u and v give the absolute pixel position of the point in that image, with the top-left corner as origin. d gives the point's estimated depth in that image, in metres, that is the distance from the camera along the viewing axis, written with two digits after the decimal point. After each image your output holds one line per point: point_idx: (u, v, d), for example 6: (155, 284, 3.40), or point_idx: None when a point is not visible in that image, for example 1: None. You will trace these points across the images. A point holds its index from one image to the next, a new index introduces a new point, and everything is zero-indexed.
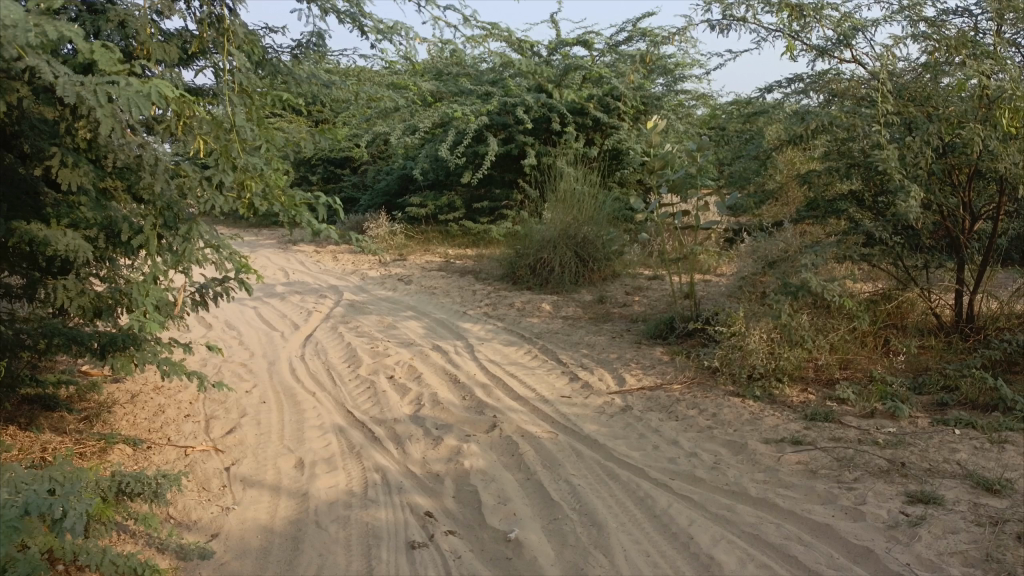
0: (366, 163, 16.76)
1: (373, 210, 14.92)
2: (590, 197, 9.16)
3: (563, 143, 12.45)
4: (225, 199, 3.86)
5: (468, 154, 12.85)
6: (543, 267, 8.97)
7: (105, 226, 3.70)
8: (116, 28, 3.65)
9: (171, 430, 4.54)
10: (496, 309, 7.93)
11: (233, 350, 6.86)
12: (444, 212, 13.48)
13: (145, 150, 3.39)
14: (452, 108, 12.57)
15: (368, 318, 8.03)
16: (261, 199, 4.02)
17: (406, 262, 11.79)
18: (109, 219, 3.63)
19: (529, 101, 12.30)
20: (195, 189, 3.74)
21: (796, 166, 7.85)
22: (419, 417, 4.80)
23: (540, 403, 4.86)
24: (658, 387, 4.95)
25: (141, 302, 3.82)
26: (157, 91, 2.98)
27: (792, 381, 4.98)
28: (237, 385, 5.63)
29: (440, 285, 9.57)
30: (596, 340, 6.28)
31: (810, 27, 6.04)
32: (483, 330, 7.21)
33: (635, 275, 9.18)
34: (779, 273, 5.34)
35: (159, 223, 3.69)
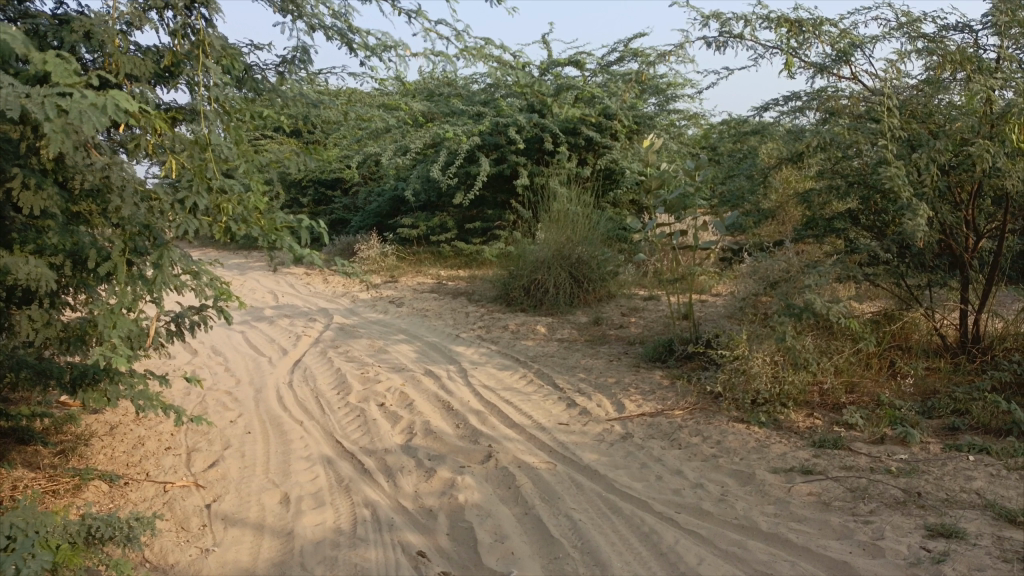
0: (357, 184, 16.62)
1: (364, 232, 14.76)
2: (584, 217, 9.03)
3: (555, 164, 12.35)
4: (199, 223, 3.73)
5: (460, 175, 12.73)
6: (537, 288, 8.82)
7: (73, 253, 3.55)
8: (79, 39, 3.51)
9: (150, 464, 4.33)
10: (490, 332, 7.76)
11: (219, 377, 6.65)
12: (436, 233, 13.34)
13: (112, 170, 3.28)
14: (443, 128, 12.48)
15: (358, 342, 7.84)
16: (239, 223, 3.93)
17: (398, 284, 11.61)
18: (77, 244, 3.47)
19: (521, 121, 12.22)
20: (166, 214, 3.57)
21: (792, 184, 7.75)
22: (411, 447, 4.61)
23: (537, 431, 4.68)
24: (659, 413, 4.77)
25: (108, 334, 3.53)
26: (113, 104, 2.82)
27: (797, 407, 4.82)
28: (221, 415, 5.41)
29: (433, 307, 9.40)
30: (593, 364, 6.11)
31: (809, 44, 6.06)
32: (477, 353, 7.03)
33: (630, 296, 9.03)
34: (780, 294, 5.19)
35: (129, 249, 3.56)
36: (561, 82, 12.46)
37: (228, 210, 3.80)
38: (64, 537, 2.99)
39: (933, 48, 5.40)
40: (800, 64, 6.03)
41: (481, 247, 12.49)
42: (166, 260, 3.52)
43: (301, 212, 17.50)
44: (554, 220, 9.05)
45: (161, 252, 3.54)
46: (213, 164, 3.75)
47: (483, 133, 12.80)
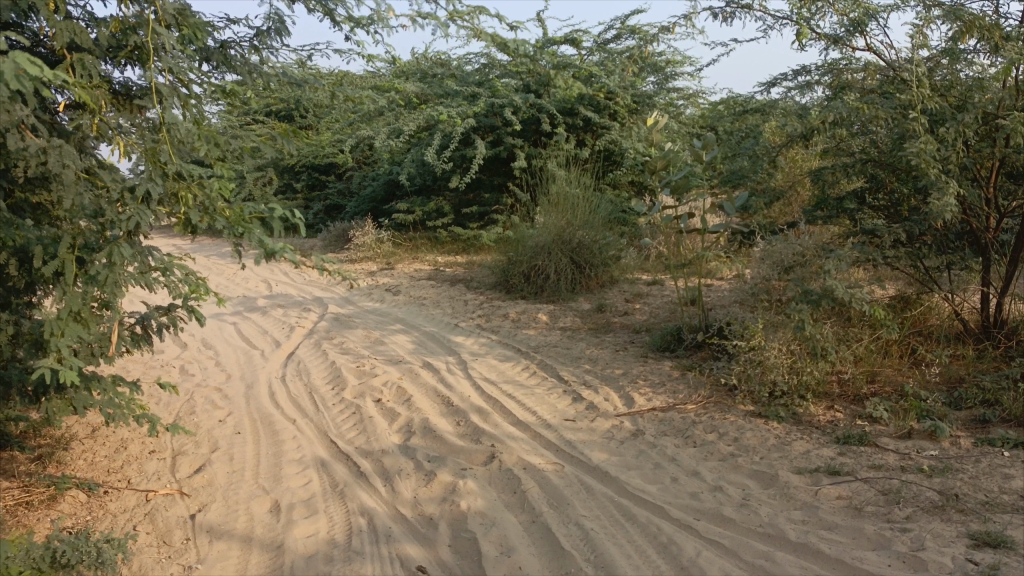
0: (351, 169, 16.27)
1: (359, 217, 14.46)
2: (584, 200, 8.74)
3: (553, 145, 12.03)
4: (154, 214, 3.35)
5: (455, 158, 12.40)
6: (537, 274, 8.54)
7: (19, 250, 3.37)
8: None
9: (133, 470, 4.06)
10: (490, 320, 7.48)
11: (208, 372, 6.37)
12: (432, 218, 13.04)
13: (49, 152, 2.97)
14: (437, 110, 12.13)
15: (353, 333, 7.57)
16: (200, 214, 3.46)
17: (394, 271, 11.33)
18: (23, 240, 3.28)
19: (518, 102, 11.88)
20: (116, 204, 3.24)
21: (800, 164, 7.46)
22: (409, 448, 4.36)
23: (542, 429, 4.43)
24: (671, 407, 4.52)
25: (55, 344, 3.23)
26: (11, 69, 2.31)
27: (816, 398, 4.58)
28: (209, 413, 5.14)
29: (430, 295, 9.12)
30: (598, 354, 5.85)
31: (822, 13, 5.75)
32: (477, 344, 6.76)
33: (633, 281, 8.78)
34: (796, 280, 4.93)
35: (80, 245, 3.25)
36: (557, 60, 12.11)
37: (187, 197, 3.37)
38: (25, 563, 2.82)
39: (956, 14, 5.09)
40: (811, 35, 5.72)
41: (478, 232, 12.20)
42: (115, 259, 3.07)
43: (295, 198, 17.18)
44: (553, 203, 8.76)
45: (112, 247, 3.09)
46: (168, 146, 3.37)
47: (479, 115, 12.47)
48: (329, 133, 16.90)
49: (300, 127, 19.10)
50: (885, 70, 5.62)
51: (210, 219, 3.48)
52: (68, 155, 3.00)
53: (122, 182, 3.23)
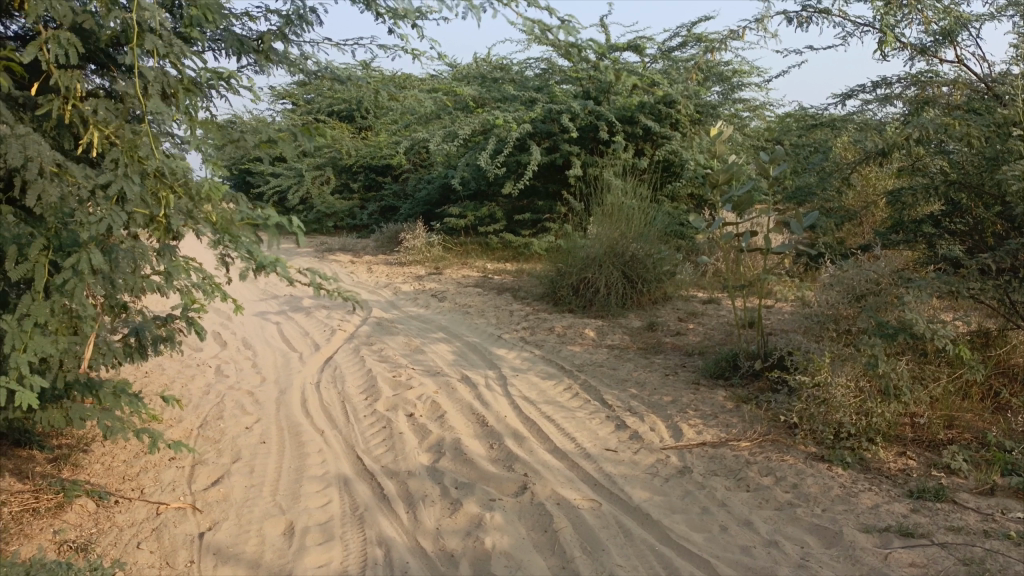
0: (407, 171, 16.19)
1: (411, 220, 14.33)
2: (639, 212, 8.38)
3: (611, 154, 11.67)
4: (131, 217, 3.10)
5: (509, 164, 12.16)
6: (587, 287, 8.18)
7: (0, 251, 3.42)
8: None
9: (148, 480, 3.90)
10: (534, 334, 7.18)
11: (243, 373, 6.22)
12: (484, 224, 12.83)
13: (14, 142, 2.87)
14: (493, 115, 11.89)
15: (394, 340, 7.36)
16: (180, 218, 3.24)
17: (443, 276, 11.13)
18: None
19: (576, 109, 11.56)
20: (84, 204, 3.09)
21: (873, 182, 6.96)
22: (437, 470, 4.10)
23: (581, 459, 4.12)
24: (723, 443, 4.16)
25: (15, 358, 3.03)
26: None
27: (887, 442, 4.16)
28: (236, 419, 4.97)
29: (476, 303, 8.87)
30: (646, 377, 5.48)
31: (908, 21, 5.31)
32: (518, 358, 6.47)
33: (687, 299, 8.38)
34: (869, 311, 4.50)
35: (52, 246, 3.19)
36: (618, 67, 11.75)
37: (167, 199, 3.13)
38: None
39: None
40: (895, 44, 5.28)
41: (530, 239, 11.91)
42: (82, 266, 3.02)
43: (351, 198, 17.18)
44: (607, 214, 8.42)
45: (81, 253, 3.05)
46: (150, 141, 3.13)
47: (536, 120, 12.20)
48: (387, 134, 16.84)
49: (359, 127, 19.13)
50: (976, 85, 5.17)
51: (196, 224, 3.32)
52: (30, 146, 2.88)
53: (95, 178, 3.06)
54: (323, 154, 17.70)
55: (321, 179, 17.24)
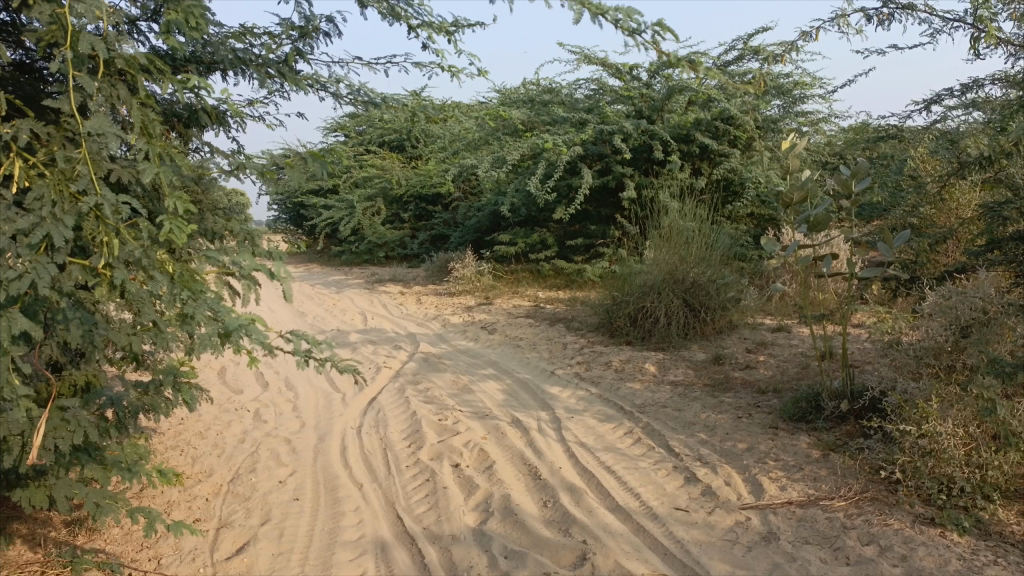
0: (457, 199, 15.96)
1: (461, 248, 14.04)
2: (698, 236, 7.86)
3: (666, 174, 11.17)
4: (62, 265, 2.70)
5: (560, 189, 11.76)
6: (645, 317, 7.67)
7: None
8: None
9: (166, 547, 3.59)
10: (590, 368, 6.71)
11: (284, 417, 5.90)
12: (535, 251, 12.43)
13: None
14: (542, 138, 11.50)
15: (442, 377, 6.96)
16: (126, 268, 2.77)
17: (493, 306, 10.75)
18: None
19: (628, 129, 11.11)
20: (5, 256, 2.61)
21: (962, 198, 6.32)
22: (485, 533, 3.66)
23: (647, 519, 3.64)
24: (813, 502, 3.64)
25: None
26: None
27: (1008, 500, 3.56)
28: (272, 471, 4.61)
29: (527, 335, 8.43)
30: (716, 420, 4.95)
31: (1004, 16, 4.76)
32: (573, 397, 5.99)
33: (755, 328, 7.81)
34: (980, 346, 3.93)
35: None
36: (671, 84, 11.27)
37: (106, 241, 2.69)
38: None
39: None
40: (990, 42, 4.74)
41: (583, 266, 11.43)
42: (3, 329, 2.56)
43: (402, 228, 17.01)
44: (664, 238, 7.94)
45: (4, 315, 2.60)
46: (88, 171, 2.74)
47: (586, 142, 11.79)
48: (436, 162, 16.67)
49: (409, 156, 19.02)
50: None
51: (147, 274, 2.86)
52: None
53: (16, 222, 2.64)
54: (373, 185, 17.63)
55: (373, 210, 17.24)
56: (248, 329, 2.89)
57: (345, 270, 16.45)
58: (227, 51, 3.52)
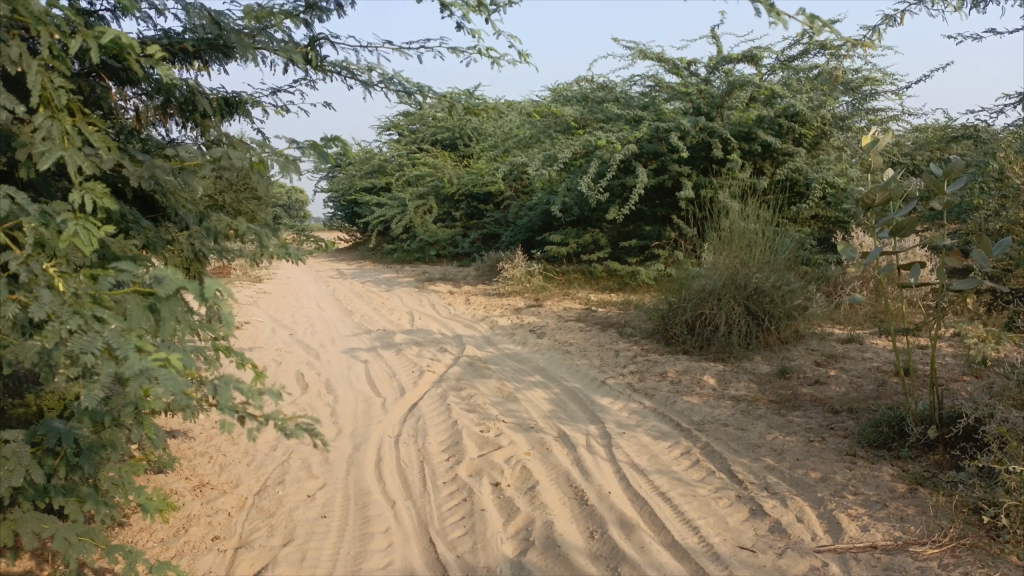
0: (509, 197, 15.66)
1: (512, 248, 13.75)
2: (761, 239, 7.37)
3: (726, 173, 10.63)
4: None
5: (614, 188, 11.32)
6: (703, 325, 7.19)
7: None
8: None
9: (180, 569, 3.37)
10: (643, 379, 6.29)
11: (320, 423, 5.64)
12: (587, 251, 12.03)
13: None
14: (595, 136, 11.07)
15: (486, 383, 6.64)
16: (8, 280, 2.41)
17: (542, 308, 10.38)
18: None
19: (687, 126, 10.60)
20: None
21: None
22: (524, 568, 3.33)
23: (708, 561, 3.29)
24: (901, 549, 3.24)
25: None
26: None
27: None
28: (301, 483, 4.34)
29: (577, 341, 8.04)
30: (784, 443, 4.52)
31: None
32: (624, 410, 5.60)
33: (822, 338, 7.29)
34: None
35: None
36: (732, 79, 10.73)
37: None
38: None
39: None
40: None
41: (637, 268, 10.97)
42: None
43: (453, 226, 16.77)
44: (724, 241, 7.46)
45: None
46: None
47: (641, 140, 11.33)
48: (487, 160, 16.38)
49: (461, 153, 18.79)
50: None
51: (33, 289, 2.44)
52: None
53: None
54: (424, 183, 17.50)
55: (424, 209, 17.11)
56: (152, 374, 2.20)
57: (395, 269, 16.29)
58: (246, 40, 3.40)
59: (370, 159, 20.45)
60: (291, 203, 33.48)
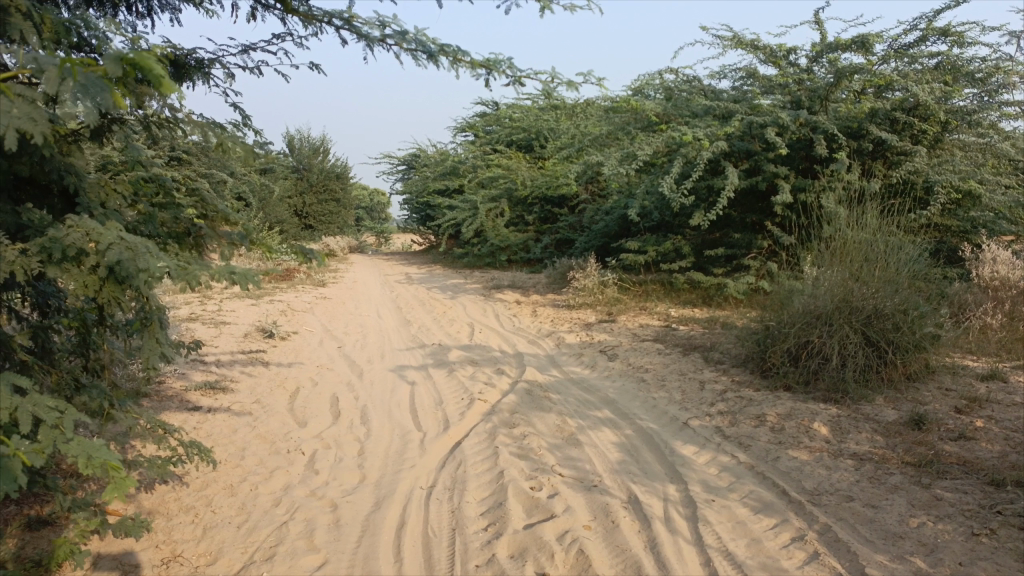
0: (585, 200, 14.55)
1: (585, 255, 12.70)
2: (885, 253, 6.12)
3: (831, 175, 9.30)
4: None
5: (700, 191, 10.11)
6: (810, 356, 5.93)
7: None
8: None
9: None
10: (737, 422, 5.17)
11: (344, 465, 4.74)
12: (667, 260, 10.88)
13: None
14: (680, 131, 9.83)
15: (545, 418, 5.63)
16: None
17: (615, 324, 9.30)
18: None
19: (786, 120, 9.29)
20: None
21: None
22: None
23: None
24: None
25: None
26: None
27: None
28: (297, 560, 3.45)
29: (655, 366, 6.94)
30: (939, 537, 3.40)
31: None
32: (713, 466, 4.51)
33: (958, 374, 5.97)
34: None
35: None
36: (839, 68, 9.38)
37: None
38: None
39: None
40: None
41: (724, 281, 9.75)
42: None
43: (526, 230, 15.83)
44: (836, 255, 6.25)
45: None
46: None
47: (731, 137, 10.08)
48: (563, 161, 15.32)
49: (535, 155, 17.77)
50: None
51: None
52: None
53: None
54: (497, 185, 16.56)
55: (496, 212, 16.22)
56: None
57: (463, 275, 15.43)
58: None
59: (444, 161, 19.71)
60: (372, 204, 33.34)
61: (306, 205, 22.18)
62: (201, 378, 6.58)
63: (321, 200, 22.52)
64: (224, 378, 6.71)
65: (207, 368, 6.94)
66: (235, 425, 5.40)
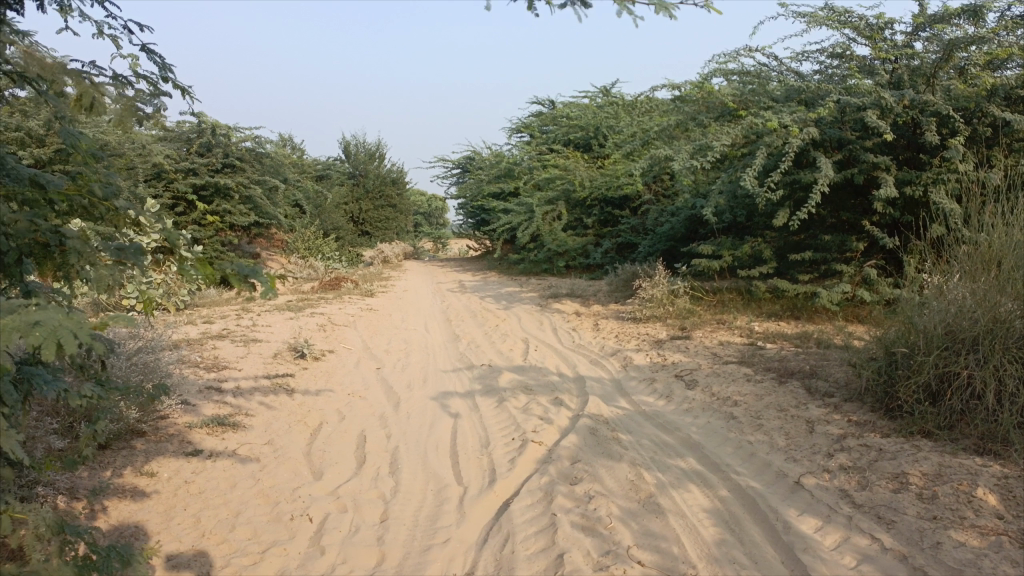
0: (649, 202, 13.35)
1: (650, 260, 11.50)
2: None
3: (945, 166, 7.88)
4: None
5: (785, 184, 8.76)
6: (954, 393, 4.66)
7: None
8: None
9: None
10: (868, 484, 3.96)
11: (360, 541, 3.73)
12: (745, 266, 9.61)
13: None
14: (763, 118, 8.56)
15: (617, 469, 4.51)
16: None
17: (691, 340, 8.10)
18: None
19: (890, 100, 7.90)
20: None
21: None
22: None
23: None
24: None
25: None
26: None
27: None
28: None
29: (748, 398, 5.72)
30: None
31: None
32: (847, 554, 3.34)
33: None
34: None
35: None
36: (948, 42, 7.95)
37: None
38: None
39: None
40: None
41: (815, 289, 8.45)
42: None
43: (585, 234, 14.68)
44: (980, 261, 4.95)
45: None
46: None
47: (820, 123, 8.75)
48: (625, 160, 14.10)
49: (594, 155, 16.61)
50: None
51: None
52: None
53: None
54: (555, 186, 15.36)
55: (553, 215, 15.11)
56: None
57: (518, 283, 14.36)
58: None
59: (498, 162, 18.67)
60: (430, 210, 32.70)
61: (361, 210, 21.41)
62: (212, 412, 5.65)
63: (377, 206, 21.78)
64: (238, 412, 5.77)
65: (221, 400, 6.00)
66: (237, 478, 4.46)
